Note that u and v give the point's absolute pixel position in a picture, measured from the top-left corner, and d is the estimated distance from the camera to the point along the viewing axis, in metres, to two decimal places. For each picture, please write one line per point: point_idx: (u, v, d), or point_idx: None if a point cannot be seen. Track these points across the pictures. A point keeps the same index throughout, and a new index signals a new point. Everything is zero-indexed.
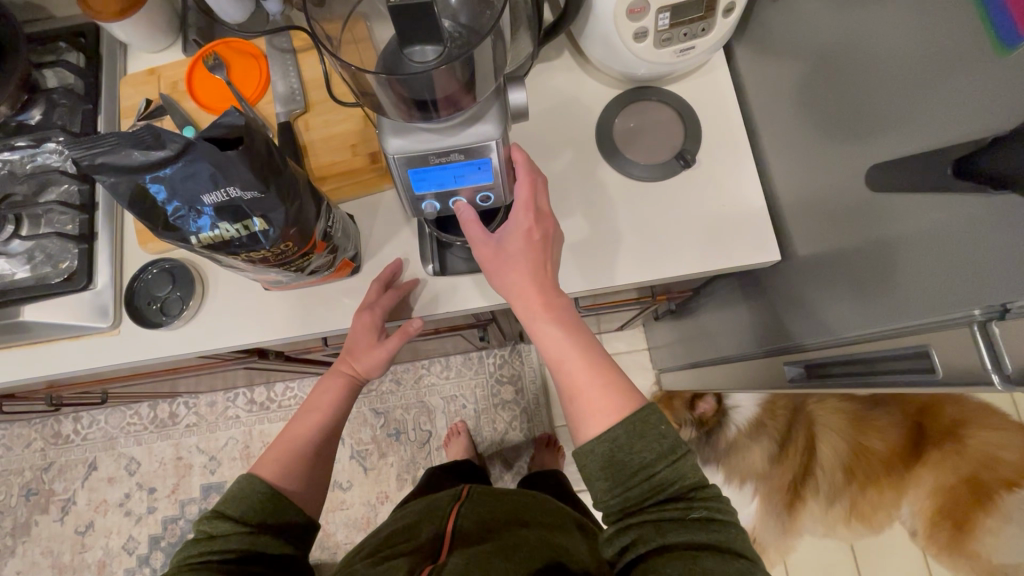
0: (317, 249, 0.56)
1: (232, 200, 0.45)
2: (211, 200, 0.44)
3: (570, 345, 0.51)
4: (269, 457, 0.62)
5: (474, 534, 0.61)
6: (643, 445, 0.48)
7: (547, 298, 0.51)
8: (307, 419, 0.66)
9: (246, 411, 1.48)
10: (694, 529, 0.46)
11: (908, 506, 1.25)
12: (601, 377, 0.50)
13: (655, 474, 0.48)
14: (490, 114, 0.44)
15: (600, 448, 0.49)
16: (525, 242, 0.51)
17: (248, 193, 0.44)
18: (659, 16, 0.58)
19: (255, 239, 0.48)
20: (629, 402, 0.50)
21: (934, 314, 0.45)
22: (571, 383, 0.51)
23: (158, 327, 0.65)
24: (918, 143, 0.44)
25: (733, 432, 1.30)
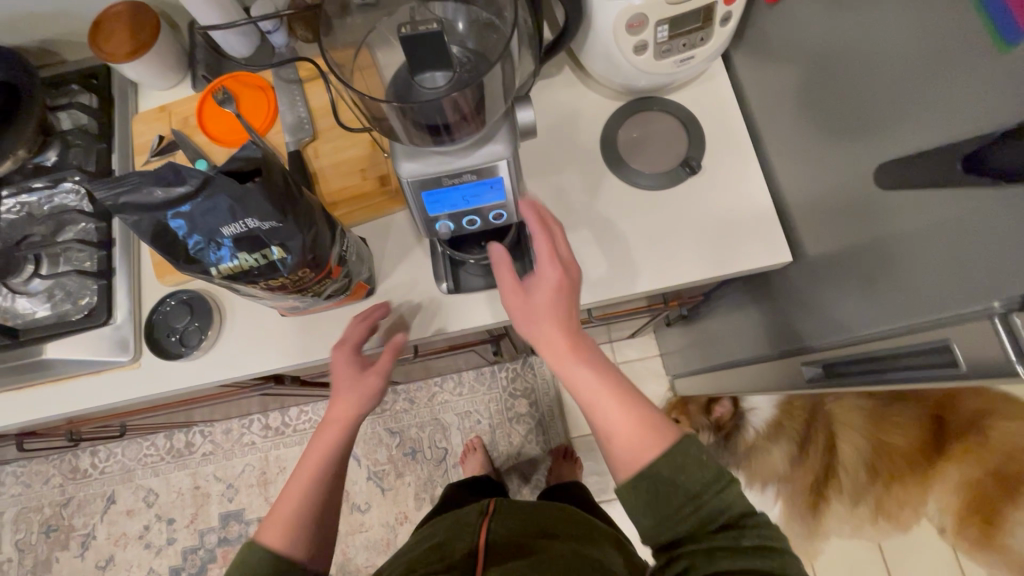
0: (333, 273, 0.56)
1: (251, 231, 0.45)
2: (230, 232, 0.45)
3: (600, 384, 0.50)
4: (268, 527, 0.56)
5: (504, 552, 0.61)
6: (690, 475, 0.48)
7: (575, 341, 0.51)
8: (298, 487, 0.58)
9: (262, 437, 1.49)
10: (748, 557, 0.46)
11: (934, 503, 1.24)
12: (638, 417, 0.50)
13: (702, 507, 0.48)
14: (501, 134, 0.45)
15: (642, 484, 0.49)
16: (548, 289, 0.51)
17: (267, 222, 0.45)
18: (658, 28, 0.59)
19: (275, 267, 0.49)
20: (665, 437, 0.50)
21: (953, 308, 0.45)
22: (608, 428, 0.50)
23: (179, 358, 0.66)
24: (924, 140, 0.45)
25: (751, 435, 1.28)
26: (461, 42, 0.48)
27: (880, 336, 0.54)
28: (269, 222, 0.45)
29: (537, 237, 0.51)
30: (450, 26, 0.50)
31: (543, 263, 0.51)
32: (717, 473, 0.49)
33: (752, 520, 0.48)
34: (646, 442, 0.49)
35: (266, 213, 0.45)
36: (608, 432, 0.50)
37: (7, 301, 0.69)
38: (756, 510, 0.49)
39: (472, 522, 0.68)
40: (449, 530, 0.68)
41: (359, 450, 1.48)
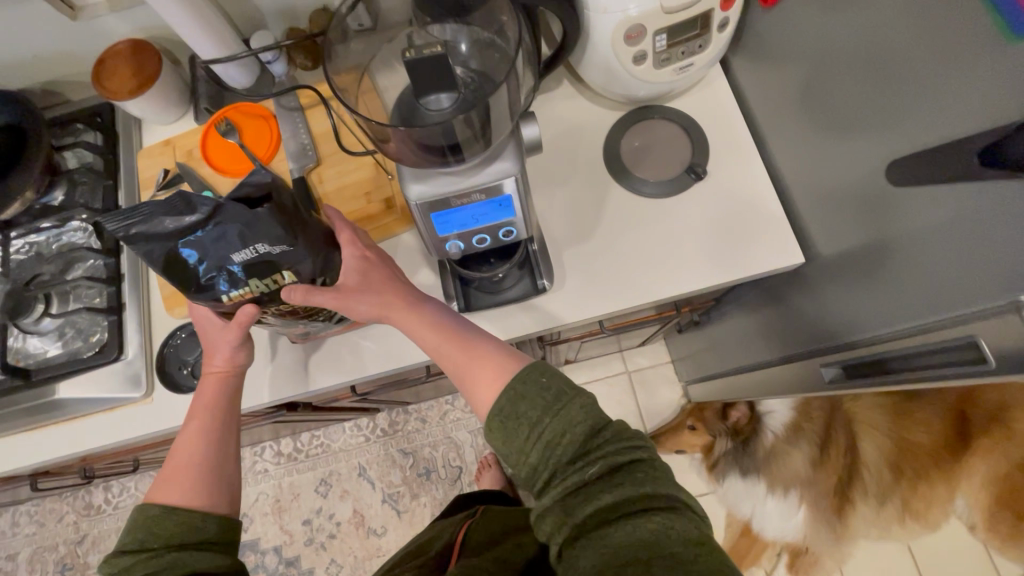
0: None
1: (262, 255, 0.46)
2: (240, 258, 0.45)
3: (463, 347, 0.52)
4: (163, 478, 0.54)
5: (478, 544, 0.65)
6: (534, 434, 0.45)
7: (427, 318, 0.53)
8: (189, 431, 0.56)
9: (275, 464, 1.47)
10: (600, 488, 0.44)
11: (963, 499, 1.23)
12: (474, 356, 0.51)
13: (546, 428, 0.45)
14: (507, 151, 0.44)
15: (495, 431, 0.47)
16: (361, 264, 0.54)
17: (277, 247, 0.46)
18: (657, 38, 0.59)
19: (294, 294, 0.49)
20: (507, 366, 0.50)
21: (977, 304, 0.44)
22: (460, 375, 0.51)
23: (192, 391, 0.66)
24: (935, 135, 0.44)
25: (770, 439, 1.21)
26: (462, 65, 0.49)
27: (899, 334, 0.53)
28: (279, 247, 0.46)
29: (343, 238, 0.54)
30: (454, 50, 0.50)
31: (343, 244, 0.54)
32: (563, 436, 0.45)
33: (601, 439, 0.46)
34: (492, 382, 0.49)
35: (276, 239, 0.45)
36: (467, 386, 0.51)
37: (19, 341, 0.69)
38: (601, 428, 0.46)
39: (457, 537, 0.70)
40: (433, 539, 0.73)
41: (373, 473, 1.46)
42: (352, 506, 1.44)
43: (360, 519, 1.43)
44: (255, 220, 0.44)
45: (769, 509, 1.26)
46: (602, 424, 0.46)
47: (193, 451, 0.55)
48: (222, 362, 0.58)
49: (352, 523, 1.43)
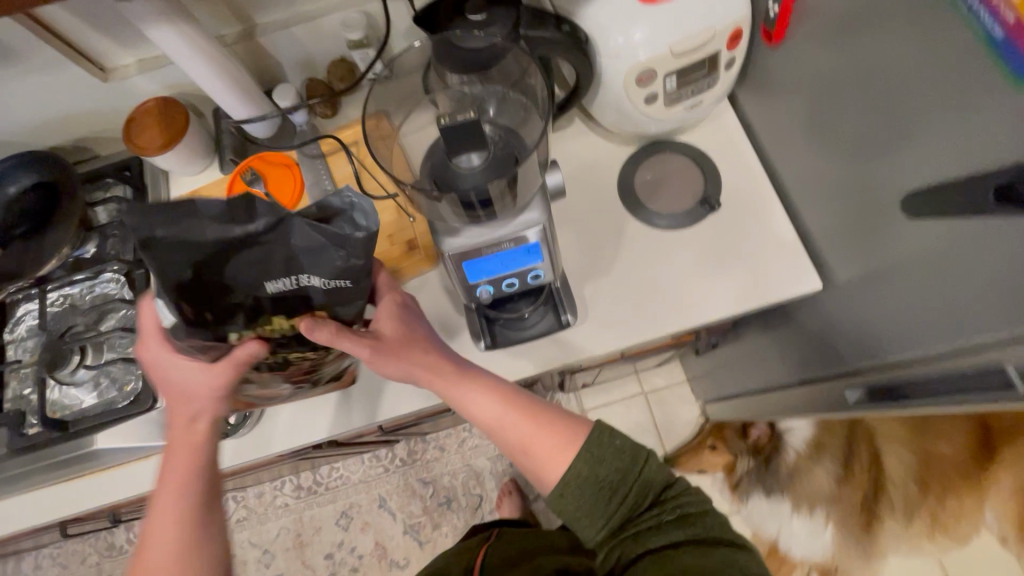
0: (330, 364, 0.58)
1: (302, 287, 0.47)
2: (280, 287, 0.47)
3: (517, 409, 0.56)
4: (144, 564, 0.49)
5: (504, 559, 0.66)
6: (613, 484, 0.51)
7: (462, 373, 0.56)
8: (166, 504, 0.51)
9: (295, 498, 1.47)
10: (671, 530, 0.49)
11: (992, 512, 1.21)
12: (541, 422, 0.55)
13: (630, 485, 0.51)
14: (534, 202, 0.46)
15: (568, 487, 0.51)
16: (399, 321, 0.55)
17: (327, 282, 0.47)
18: (666, 80, 0.61)
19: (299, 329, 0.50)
20: (575, 432, 0.54)
21: (999, 332, 0.44)
22: (521, 440, 0.55)
23: (226, 438, 0.68)
24: (945, 171, 0.45)
25: (792, 457, 1.23)
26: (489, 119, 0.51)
27: (921, 360, 0.54)
28: (330, 284, 0.47)
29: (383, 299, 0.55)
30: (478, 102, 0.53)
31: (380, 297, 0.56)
32: (641, 486, 0.51)
33: (674, 492, 0.51)
34: (552, 445, 0.53)
35: (326, 273, 0.47)
36: (522, 449, 0.54)
37: (56, 393, 0.70)
38: (676, 483, 0.52)
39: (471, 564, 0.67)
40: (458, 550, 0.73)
41: (393, 504, 1.46)
42: (373, 538, 1.44)
43: (382, 551, 1.43)
44: (317, 251, 0.46)
45: (796, 529, 1.27)
46: (675, 479, 0.52)
47: (167, 530, 0.50)
48: (206, 417, 0.54)
49: (374, 555, 1.43)
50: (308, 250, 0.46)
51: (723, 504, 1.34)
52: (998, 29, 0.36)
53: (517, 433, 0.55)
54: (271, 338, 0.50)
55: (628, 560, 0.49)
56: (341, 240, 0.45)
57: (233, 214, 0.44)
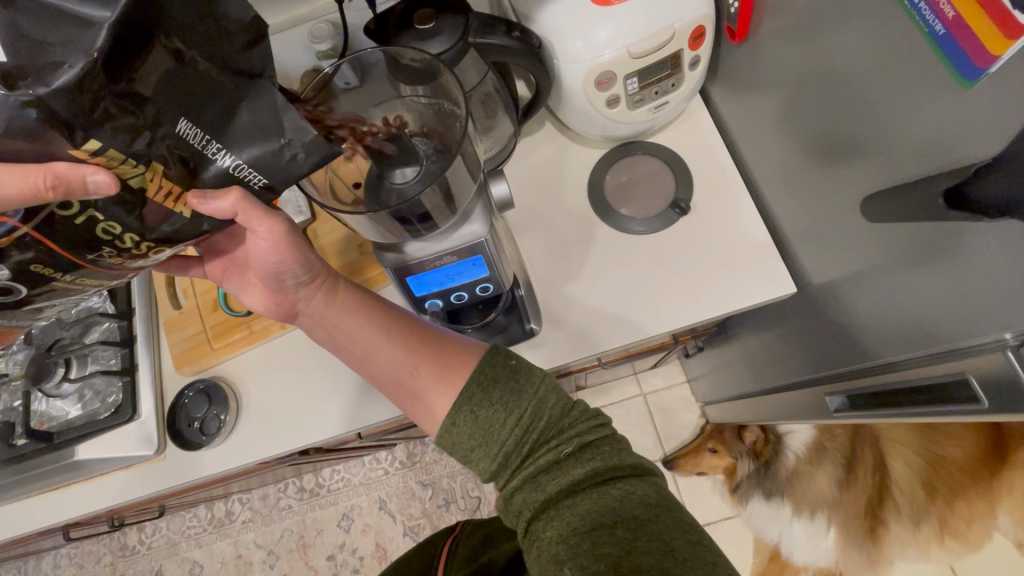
0: (89, 279, 0.40)
1: (201, 150, 0.36)
2: (183, 128, 0.34)
3: (410, 338, 0.54)
4: None
5: (476, 546, 0.66)
6: (507, 413, 0.46)
7: (351, 299, 0.56)
8: None
9: (298, 500, 1.50)
10: (568, 468, 0.45)
11: (1006, 516, 1.16)
12: (428, 346, 0.53)
13: (524, 413, 0.46)
14: (476, 213, 0.46)
15: (459, 419, 0.47)
16: None
17: (240, 166, 0.37)
18: (627, 82, 0.60)
19: (91, 262, 0.38)
20: (468, 354, 0.52)
21: (967, 338, 0.43)
22: (404, 365, 0.53)
23: (202, 447, 0.68)
24: (903, 172, 0.44)
25: (791, 459, 1.20)
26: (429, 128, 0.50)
27: (898, 365, 0.52)
28: (240, 174, 0.38)
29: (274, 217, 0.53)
30: (426, 116, 0.52)
31: None
32: (533, 414, 0.47)
33: (570, 423, 0.47)
34: (442, 372, 0.50)
35: (244, 157, 0.37)
36: (407, 372, 0.52)
37: (43, 405, 0.73)
38: (571, 410, 0.48)
39: (437, 555, 0.66)
40: (423, 544, 0.72)
41: (393, 506, 1.47)
42: (374, 539, 1.45)
43: (382, 553, 1.44)
44: (250, 144, 0.37)
45: (796, 533, 1.24)
46: (569, 405, 0.49)
47: None
48: None
49: (375, 557, 1.44)
50: (248, 132, 0.37)
51: (725, 507, 1.38)
52: (939, 25, 0.35)
53: (402, 362, 0.53)
54: (118, 177, 0.34)
55: (532, 510, 0.44)
56: (287, 170, 0.38)
57: (235, 44, 0.35)
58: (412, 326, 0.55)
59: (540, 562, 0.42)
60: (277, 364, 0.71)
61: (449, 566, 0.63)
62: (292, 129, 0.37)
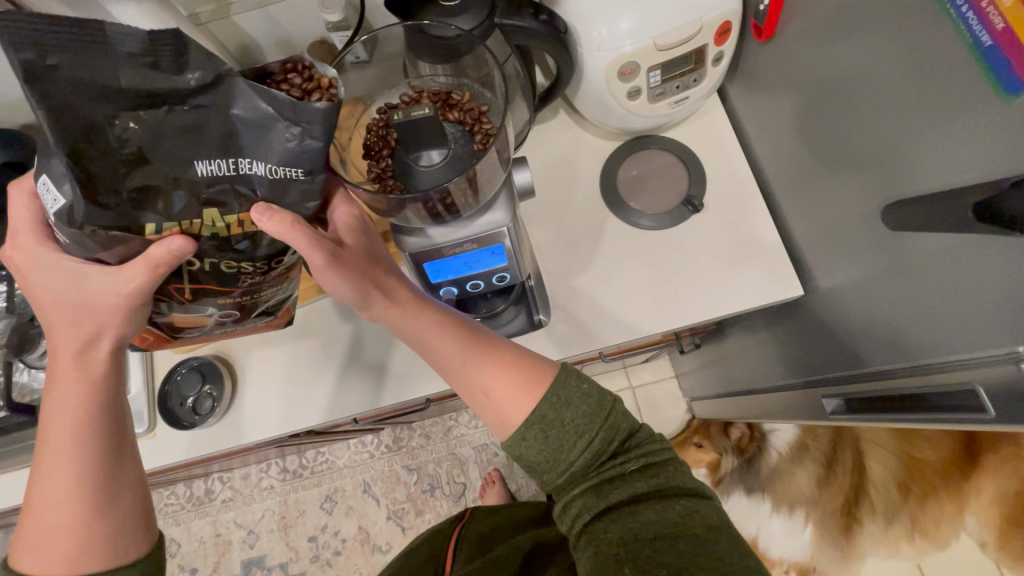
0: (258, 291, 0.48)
1: (238, 171, 0.39)
2: (207, 168, 0.38)
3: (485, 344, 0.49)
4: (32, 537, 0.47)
5: (484, 537, 0.66)
6: (583, 431, 0.45)
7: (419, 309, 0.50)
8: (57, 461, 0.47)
9: (280, 480, 1.48)
10: (632, 482, 0.45)
11: (973, 518, 1.20)
12: (504, 363, 0.48)
13: (595, 433, 0.45)
14: (500, 201, 0.45)
15: (530, 434, 0.45)
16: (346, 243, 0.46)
17: (273, 168, 0.39)
18: (650, 74, 0.59)
19: (241, 284, 0.45)
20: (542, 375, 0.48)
21: (976, 350, 0.43)
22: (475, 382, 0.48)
23: (194, 427, 0.66)
24: (927, 182, 0.44)
25: (774, 457, 1.25)
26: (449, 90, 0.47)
27: (898, 375, 0.53)
28: (279, 173, 0.39)
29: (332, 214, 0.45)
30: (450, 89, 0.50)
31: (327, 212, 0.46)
32: (605, 434, 0.46)
33: (637, 441, 0.47)
34: (514, 383, 0.47)
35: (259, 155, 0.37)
36: (480, 392, 0.48)
37: (25, 376, 0.70)
38: (639, 430, 0.48)
39: (439, 549, 0.66)
40: (427, 535, 0.73)
41: (377, 490, 1.46)
42: (357, 522, 1.45)
43: (365, 536, 1.44)
44: None
45: (774, 527, 1.28)
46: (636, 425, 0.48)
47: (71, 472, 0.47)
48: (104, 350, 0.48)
49: (357, 540, 1.44)
50: (255, 124, 0.38)
51: None
52: (985, 36, 0.35)
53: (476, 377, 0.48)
54: (198, 237, 0.40)
55: (592, 514, 0.45)
56: None
57: None
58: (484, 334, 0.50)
59: (597, 562, 0.43)
60: (275, 346, 0.69)
61: (455, 556, 0.63)
62: (314, 119, 0.37)
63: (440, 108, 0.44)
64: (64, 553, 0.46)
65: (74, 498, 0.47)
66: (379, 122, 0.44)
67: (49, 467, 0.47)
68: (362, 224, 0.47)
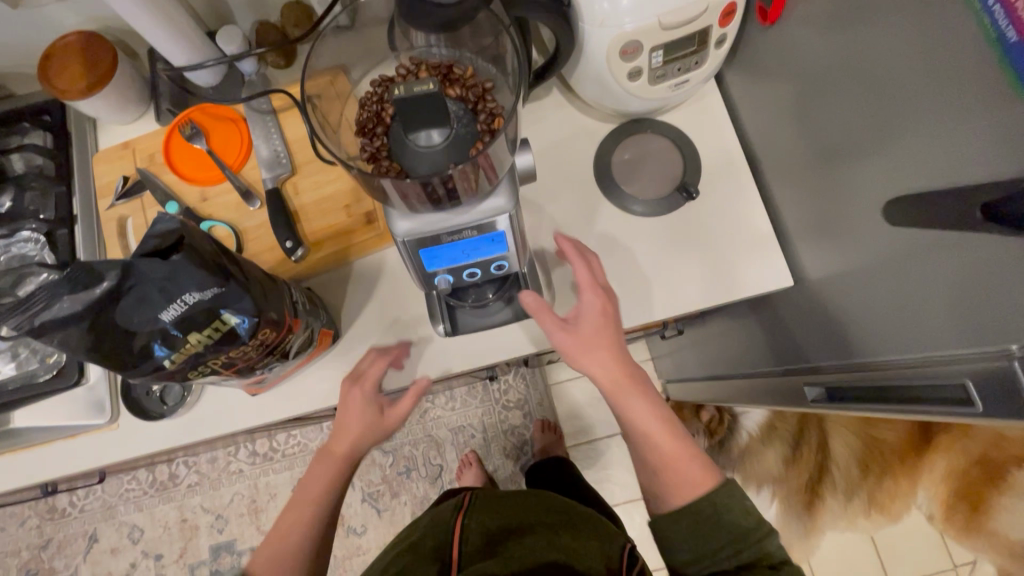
0: (293, 327, 0.53)
1: (192, 306, 0.42)
2: (171, 315, 0.42)
3: (576, 363, 0.54)
4: (271, 538, 0.57)
5: (490, 538, 0.64)
6: (693, 544, 0.51)
7: (630, 373, 0.54)
8: (308, 489, 0.58)
9: (250, 464, 1.43)
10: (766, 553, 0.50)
11: (924, 493, 1.27)
12: (686, 449, 0.53)
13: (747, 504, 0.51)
14: (501, 187, 0.42)
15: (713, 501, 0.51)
16: (598, 321, 0.53)
17: (206, 292, 0.42)
18: (652, 54, 0.57)
19: (268, 341, 0.50)
20: (707, 474, 0.53)
21: (965, 346, 0.44)
22: (659, 456, 0.53)
23: (160, 417, 0.62)
24: (932, 177, 0.43)
25: (745, 438, 1.29)
26: (450, 64, 0.44)
27: (883, 368, 0.54)
28: (209, 289, 0.42)
29: (575, 270, 0.54)
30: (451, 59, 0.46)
31: (585, 290, 0.54)
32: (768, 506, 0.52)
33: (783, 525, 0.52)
34: (689, 457, 0.53)
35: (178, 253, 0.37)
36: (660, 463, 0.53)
37: None
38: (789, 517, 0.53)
39: (445, 539, 0.65)
40: (428, 523, 0.70)
41: None
42: None
43: (339, 518, 1.42)
44: None
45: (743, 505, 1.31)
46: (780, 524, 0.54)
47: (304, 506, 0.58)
48: (353, 429, 0.58)
49: None
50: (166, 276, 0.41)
51: None
52: (1011, 32, 0.34)
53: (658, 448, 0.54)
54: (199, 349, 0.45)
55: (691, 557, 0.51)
56: None
57: None
58: (581, 351, 0.53)
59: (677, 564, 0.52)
60: None
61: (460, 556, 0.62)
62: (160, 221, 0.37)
63: (440, 83, 0.41)
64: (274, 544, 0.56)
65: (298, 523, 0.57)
66: (375, 98, 0.41)
67: (304, 489, 0.58)
68: (603, 317, 0.54)
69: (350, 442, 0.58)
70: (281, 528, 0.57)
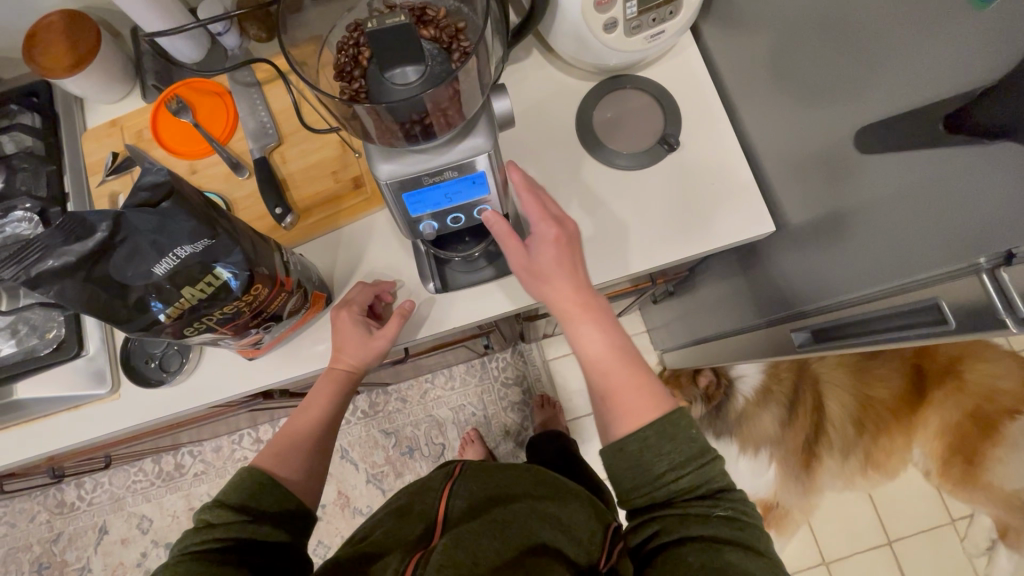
0: (285, 286, 0.55)
1: (184, 260, 0.44)
2: (164, 268, 0.43)
3: (532, 290, 0.55)
4: (268, 448, 0.59)
5: (476, 504, 0.64)
6: (638, 473, 0.52)
7: (586, 302, 0.54)
8: (308, 413, 0.62)
9: (254, 451, 1.45)
10: (719, 525, 0.49)
11: (919, 449, 1.28)
12: (641, 381, 0.54)
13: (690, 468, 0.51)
14: (480, 126, 0.43)
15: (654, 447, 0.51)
16: (555, 249, 0.53)
17: (198, 245, 0.44)
18: (626, 4, 0.58)
19: (256, 301, 0.52)
20: (661, 403, 0.53)
21: (938, 267, 0.45)
22: (607, 386, 0.55)
23: (160, 385, 0.64)
24: (899, 102, 0.44)
25: (741, 402, 1.31)
26: (424, 8, 0.45)
27: (861, 302, 0.55)
28: (198, 243, 0.44)
29: (526, 199, 0.54)
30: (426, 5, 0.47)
31: (540, 222, 0.54)
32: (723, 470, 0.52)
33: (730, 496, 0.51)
34: (646, 392, 0.53)
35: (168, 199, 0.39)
36: (609, 392, 0.54)
37: None
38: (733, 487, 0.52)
39: (432, 503, 0.66)
40: (415, 490, 0.71)
41: (355, 455, 1.46)
42: (336, 488, 1.45)
43: (345, 500, 1.44)
44: None
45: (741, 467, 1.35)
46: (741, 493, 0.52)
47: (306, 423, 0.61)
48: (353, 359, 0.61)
49: (337, 505, 1.43)
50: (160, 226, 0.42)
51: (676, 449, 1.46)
52: None
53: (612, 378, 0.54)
54: (191, 305, 0.47)
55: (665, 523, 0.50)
56: None
57: None
58: (533, 278, 0.54)
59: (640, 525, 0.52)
60: None
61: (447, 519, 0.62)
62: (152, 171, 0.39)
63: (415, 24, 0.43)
64: (276, 453, 0.58)
65: (303, 440, 0.60)
66: (351, 42, 0.43)
67: (305, 411, 0.62)
68: (557, 245, 0.54)
69: (353, 365, 0.62)
70: (282, 441, 0.60)
